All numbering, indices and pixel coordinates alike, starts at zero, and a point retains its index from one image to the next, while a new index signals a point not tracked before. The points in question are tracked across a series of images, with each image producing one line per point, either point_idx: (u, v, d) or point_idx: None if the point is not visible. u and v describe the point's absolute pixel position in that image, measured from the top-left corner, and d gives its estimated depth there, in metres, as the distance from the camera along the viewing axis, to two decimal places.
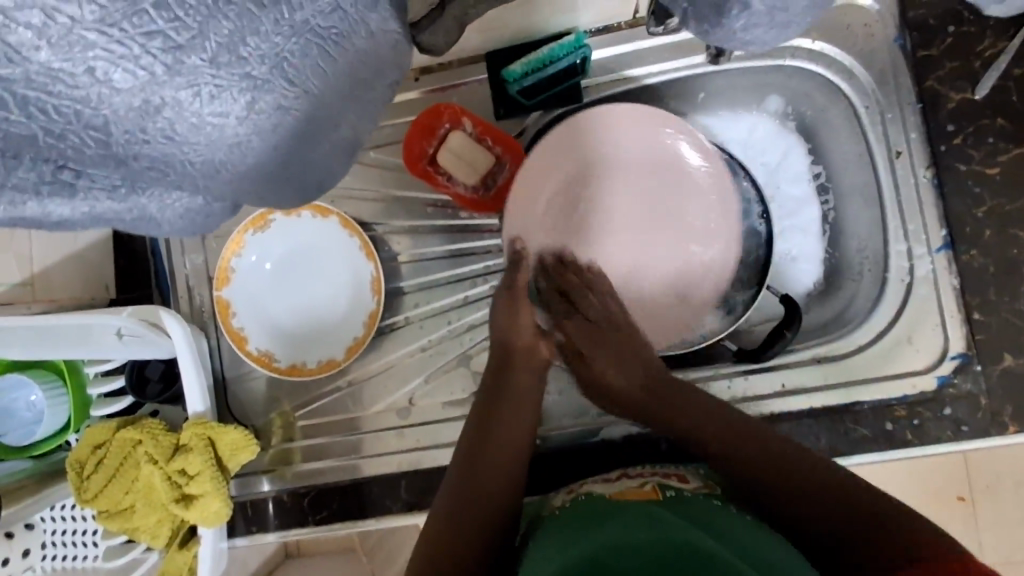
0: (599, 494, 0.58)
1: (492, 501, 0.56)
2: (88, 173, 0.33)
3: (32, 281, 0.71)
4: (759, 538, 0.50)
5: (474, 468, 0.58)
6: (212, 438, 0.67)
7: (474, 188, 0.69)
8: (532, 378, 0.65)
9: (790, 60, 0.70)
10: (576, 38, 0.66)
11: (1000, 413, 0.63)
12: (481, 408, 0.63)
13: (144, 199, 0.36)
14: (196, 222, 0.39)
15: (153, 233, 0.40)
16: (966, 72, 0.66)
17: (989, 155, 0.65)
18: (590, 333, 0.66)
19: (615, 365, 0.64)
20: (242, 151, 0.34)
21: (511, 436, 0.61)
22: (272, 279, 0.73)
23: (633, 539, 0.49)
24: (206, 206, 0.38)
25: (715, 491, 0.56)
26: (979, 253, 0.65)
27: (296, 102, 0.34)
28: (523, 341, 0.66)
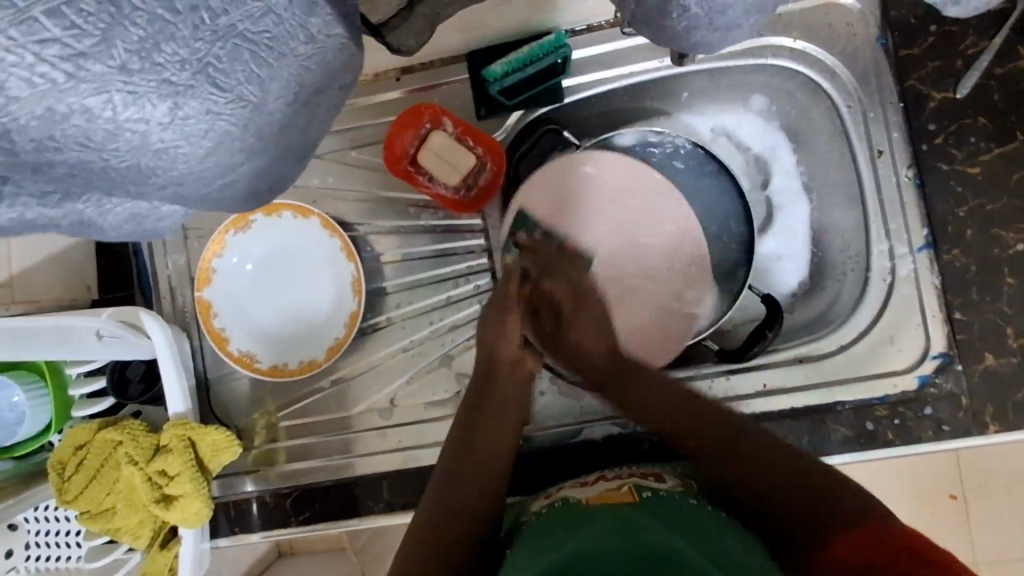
0: (575, 498, 0.58)
1: (478, 492, 0.58)
2: (15, 180, 0.31)
3: (11, 284, 0.67)
4: (725, 537, 0.51)
5: (461, 470, 0.59)
6: (192, 439, 0.66)
7: (455, 189, 0.69)
8: (518, 388, 0.66)
9: (771, 59, 0.69)
10: (556, 38, 0.66)
11: (981, 413, 0.63)
12: (467, 410, 0.64)
13: (80, 205, 0.35)
14: (137, 221, 0.38)
15: (98, 239, 0.39)
16: (947, 71, 0.65)
17: (970, 155, 0.64)
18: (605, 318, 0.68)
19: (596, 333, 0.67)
20: (173, 156, 0.33)
21: (495, 442, 0.62)
22: (254, 281, 0.72)
23: (603, 543, 0.49)
24: (150, 208, 0.37)
25: (691, 488, 0.57)
26: (960, 253, 0.64)
27: (230, 105, 0.33)
28: (510, 354, 0.65)
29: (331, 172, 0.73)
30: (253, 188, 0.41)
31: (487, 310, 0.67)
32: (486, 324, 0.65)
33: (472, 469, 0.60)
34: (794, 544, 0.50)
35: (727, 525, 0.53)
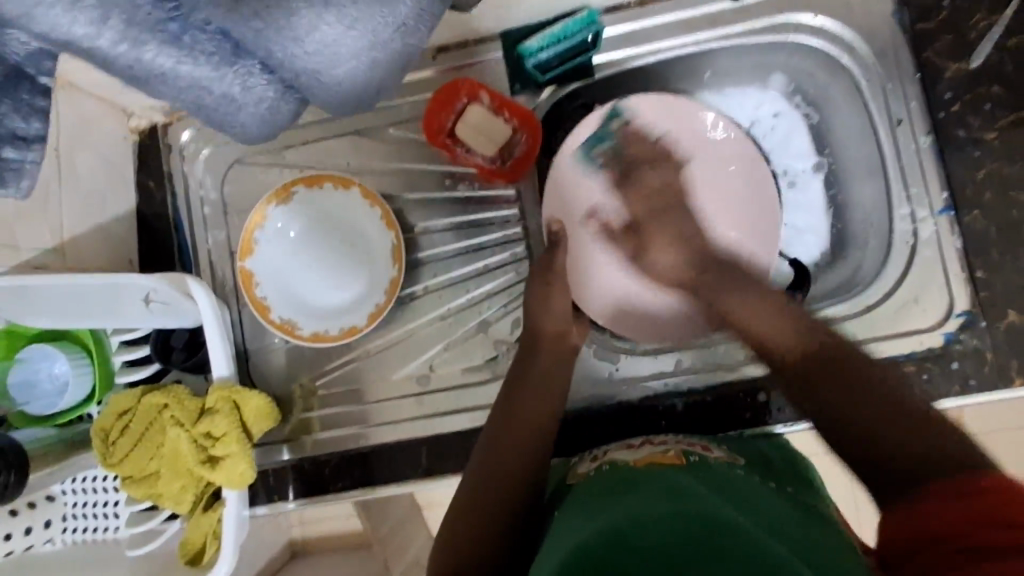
0: (623, 462, 0.61)
1: (515, 477, 0.61)
2: (189, 24, 0.38)
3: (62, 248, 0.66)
4: (780, 507, 0.54)
5: (500, 446, 0.63)
6: (236, 403, 0.68)
7: (492, 160, 0.72)
8: (562, 358, 0.69)
9: (792, 36, 0.72)
10: (587, 15, 0.68)
11: (1007, 368, 0.65)
12: (512, 381, 0.67)
13: (230, 75, 0.41)
14: (263, 118, 0.45)
15: (224, 130, 0.46)
16: (961, 44, 0.68)
17: (986, 122, 0.67)
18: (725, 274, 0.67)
19: (737, 292, 0.65)
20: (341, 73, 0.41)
21: (541, 406, 0.65)
22: (294, 251, 0.73)
23: (653, 512, 0.51)
24: (277, 100, 0.44)
25: (738, 462, 0.60)
26: (980, 215, 0.67)
27: (391, 35, 0.40)
28: (555, 326, 0.69)
29: (371, 147, 0.76)
30: (347, 105, 0.45)
31: (530, 285, 0.71)
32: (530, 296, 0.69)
33: (509, 438, 0.63)
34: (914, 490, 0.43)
35: (769, 492, 0.56)
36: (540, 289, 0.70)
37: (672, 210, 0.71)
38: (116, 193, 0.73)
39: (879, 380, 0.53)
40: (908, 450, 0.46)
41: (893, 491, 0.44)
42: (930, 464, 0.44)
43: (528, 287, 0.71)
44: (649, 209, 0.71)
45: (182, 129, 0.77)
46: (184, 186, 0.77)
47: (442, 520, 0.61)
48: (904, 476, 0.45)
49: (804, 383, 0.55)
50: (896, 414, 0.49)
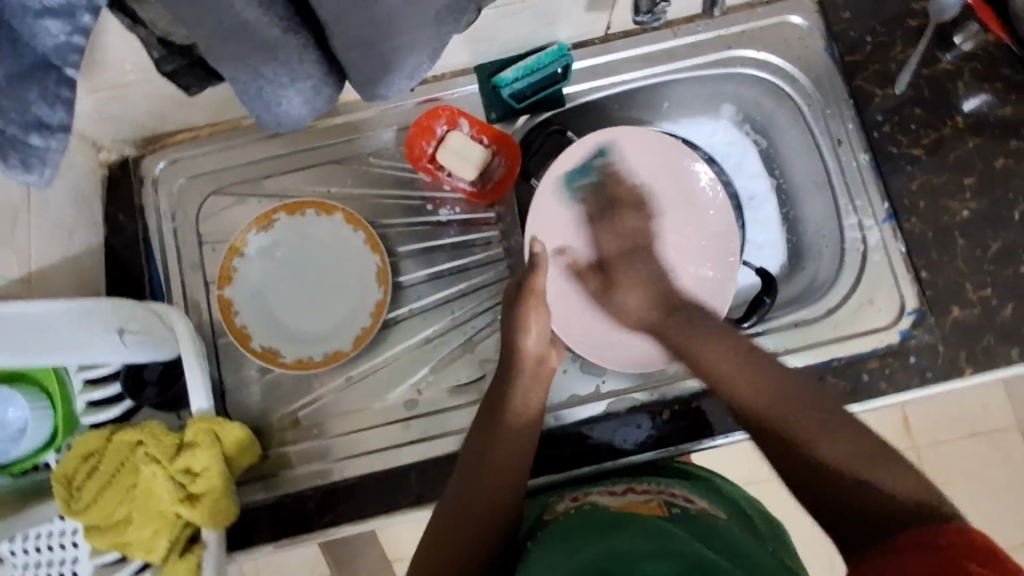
0: (604, 505, 0.61)
1: (496, 505, 0.61)
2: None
3: (30, 279, 0.63)
4: (754, 556, 0.54)
5: (479, 473, 0.62)
6: (217, 434, 0.64)
7: (474, 182, 0.76)
8: (540, 382, 0.69)
9: (740, 68, 0.80)
10: (557, 48, 0.74)
11: (957, 358, 0.71)
12: (491, 403, 0.67)
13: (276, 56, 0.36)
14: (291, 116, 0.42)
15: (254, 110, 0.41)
16: (885, 73, 0.77)
17: (913, 139, 0.76)
18: (622, 253, 0.76)
19: (637, 289, 0.74)
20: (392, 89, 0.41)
21: (518, 441, 0.64)
22: (275, 278, 0.72)
23: (636, 547, 0.52)
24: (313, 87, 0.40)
25: (718, 515, 0.61)
26: (918, 221, 0.74)
27: None
28: (534, 348, 0.69)
29: (351, 176, 0.78)
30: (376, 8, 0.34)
31: (506, 304, 0.72)
32: (508, 316, 0.70)
33: (488, 474, 0.62)
34: (865, 541, 0.49)
35: (749, 547, 0.56)
36: (514, 307, 0.70)
37: (636, 253, 0.76)
38: (85, 226, 0.71)
39: (836, 422, 0.58)
40: (862, 509, 0.51)
41: (858, 545, 0.49)
42: (902, 518, 0.48)
43: (505, 306, 0.72)
44: (617, 250, 0.76)
45: (155, 161, 0.76)
46: (157, 218, 0.75)
47: (423, 539, 0.61)
48: (858, 522, 0.51)
49: (754, 425, 0.62)
50: (845, 469, 0.54)
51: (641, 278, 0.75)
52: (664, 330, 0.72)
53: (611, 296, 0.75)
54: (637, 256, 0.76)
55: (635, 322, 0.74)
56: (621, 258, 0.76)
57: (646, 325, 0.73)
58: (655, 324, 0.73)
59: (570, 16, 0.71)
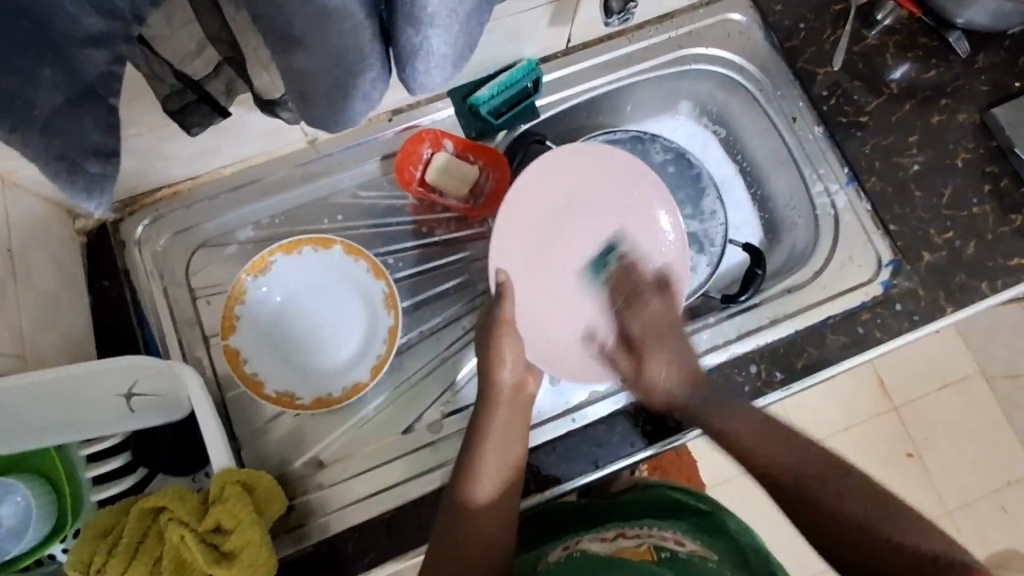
0: (593, 550, 0.63)
1: (489, 528, 0.63)
2: None
3: (25, 352, 0.59)
4: None
5: (466, 499, 0.63)
6: (244, 485, 0.61)
7: (464, 200, 0.78)
8: (520, 412, 0.69)
9: (693, 65, 0.86)
10: (527, 64, 0.78)
11: (937, 298, 0.77)
12: (472, 433, 0.68)
13: (348, 59, 0.36)
14: (336, 116, 0.42)
15: (309, 109, 0.41)
16: (822, 53, 0.85)
17: (858, 108, 0.83)
18: (653, 327, 0.75)
19: (666, 369, 0.71)
20: (434, 80, 0.41)
21: (502, 467, 0.65)
22: (280, 318, 0.71)
23: None
24: (371, 88, 0.39)
25: (710, 555, 0.63)
26: (877, 179, 0.81)
27: None
28: (510, 379, 0.70)
29: (339, 212, 0.78)
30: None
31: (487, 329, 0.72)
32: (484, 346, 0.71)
33: (461, 530, 0.62)
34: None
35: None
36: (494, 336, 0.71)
37: (669, 333, 0.74)
38: (71, 294, 0.69)
39: (866, 487, 0.56)
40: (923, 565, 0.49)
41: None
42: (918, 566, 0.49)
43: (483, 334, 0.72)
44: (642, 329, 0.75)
45: (135, 223, 0.74)
46: (145, 276, 0.73)
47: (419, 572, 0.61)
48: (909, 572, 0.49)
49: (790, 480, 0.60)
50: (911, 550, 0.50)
51: (668, 349, 0.73)
52: (691, 409, 0.69)
53: (641, 373, 0.73)
54: (711, 392, 0.69)
55: (664, 403, 0.71)
56: (648, 329, 0.75)
57: (667, 400, 0.70)
58: (681, 403, 0.70)
59: (537, 30, 0.75)
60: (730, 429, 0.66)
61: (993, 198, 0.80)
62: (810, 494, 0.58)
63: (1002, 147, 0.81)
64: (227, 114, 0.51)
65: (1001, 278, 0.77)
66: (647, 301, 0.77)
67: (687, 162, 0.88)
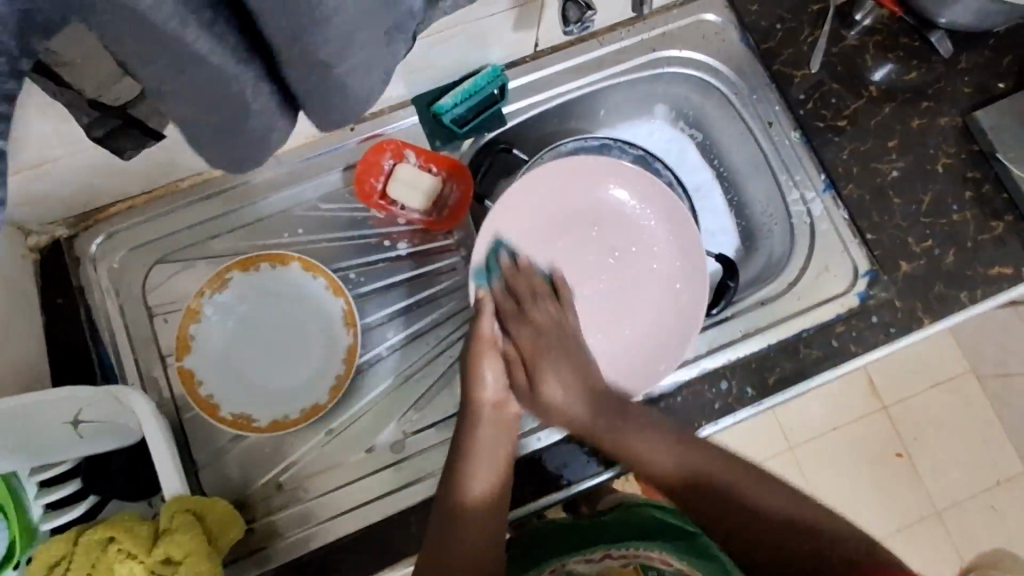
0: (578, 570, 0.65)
1: (484, 536, 0.61)
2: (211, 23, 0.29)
3: None
4: None
5: (457, 506, 0.62)
6: (196, 513, 0.59)
7: (427, 212, 0.74)
8: (505, 433, 0.67)
9: (666, 68, 0.83)
10: (493, 70, 0.75)
11: (914, 310, 0.74)
12: (457, 449, 0.66)
13: (241, 90, 0.33)
14: (256, 150, 0.39)
15: (221, 150, 0.38)
16: (799, 55, 0.82)
17: (836, 112, 0.81)
18: (541, 341, 0.68)
19: (563, 387, 0.67)
20: (357, 94, 0.36)
21: (490, 482, 0.63)
22: (237, 337, 0.69)
23: None
24: (276, 118, 0.37)
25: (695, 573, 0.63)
26: (854, 186, 0.78)
27: None
28: (493, 398, 0.67)
29: (298, 225, 0.75)
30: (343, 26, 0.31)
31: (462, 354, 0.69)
32: (466, 363, 0.68)
33: (457, 536, 0.60)
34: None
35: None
36: (469, 358, 0.68)
37: (549, 335, 0.69)
38: (21, 314, 0.67)
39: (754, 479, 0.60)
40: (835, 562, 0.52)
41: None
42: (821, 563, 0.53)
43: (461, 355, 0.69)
44: (531, 340, 0.69)
45: (89, 240, 0.72)
46: (99, 294, 0.71)
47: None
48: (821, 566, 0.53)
49: (697, 490, 0.61)
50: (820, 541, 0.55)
51: (568, 365, 0.68)
52: (595, 433, 0.66)
53: (537, 395, 0.67)
54: (620, 407, 0.67)
55: (566, 421, 0.67)
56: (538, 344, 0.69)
57: (574, 421, 0.67)
58: (584, 423, 0.66)
59: (501, 35, 0.72)
60: (642, 445, 0.64)
61: (974, 205, 0.78)
62: (713, 502, 0.60)
63: (984, 152, 0.79)
64: (160, 136, 0.49)
65: (980, 287, 0.75)
66: (541, 306, 0.71)
67: (660, 169, 0.86)
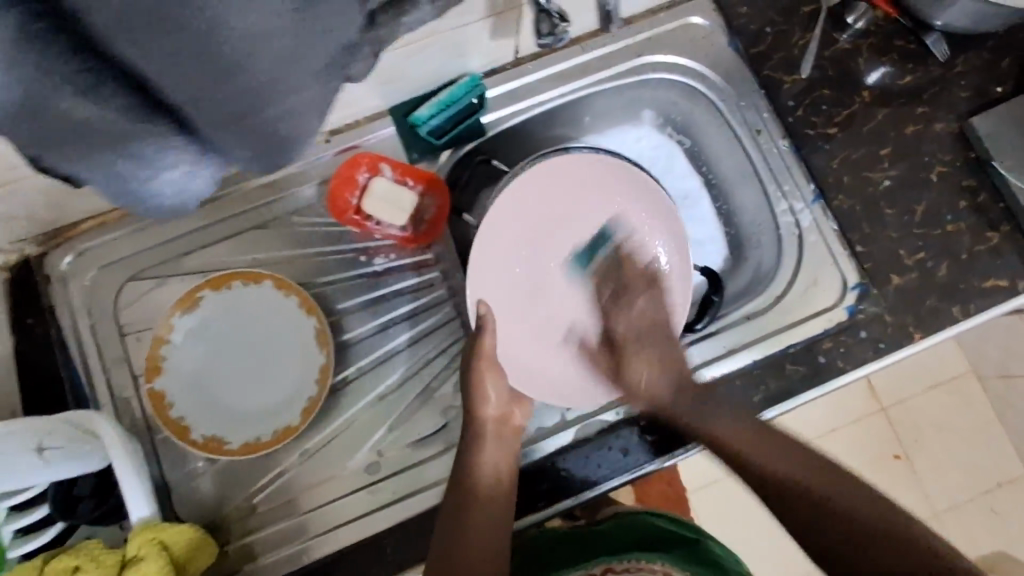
0: None
1: (491, 539, 0.62)
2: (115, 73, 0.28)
3: None
4: None
5: (464, 511, 0.62)
6: (166, 542, 0.59)
7: (403, 227, 0.73)
8: (507, 447, 0.67)
9: (652, 73, 0.80)
10: (471, 79, 0.73)
11: (905, 325, 0.72)
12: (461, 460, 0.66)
13: (140, 142, 0.31)
14: (179, 202, 0.37)
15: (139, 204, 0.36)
16: (789, 59, 0.79)
17: (827, 119, 0.78)
18: (649, 334, 0.72)
19: (657, 369, 0.70)
20: (277, 135, 0.33)
21: (498, 485, 0.64)
22: (210, 358, 0.68)
23: None
24: (191, 172, 0.35)
25: None
26: (844, 196, 0.76)
27: None
28: (494, 413, 0.67)
29: (272, 240, 0.74)
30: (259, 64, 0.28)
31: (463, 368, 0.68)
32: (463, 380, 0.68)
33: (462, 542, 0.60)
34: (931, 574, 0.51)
35: None
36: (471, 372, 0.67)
37: (650, 333, 0.72)
38: None
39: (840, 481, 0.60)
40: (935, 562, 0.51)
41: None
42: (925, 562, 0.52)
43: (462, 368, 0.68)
44: (630, 333, 0.73)
45: (61, 256, 0.70)
46: (70, 313, 0.70)
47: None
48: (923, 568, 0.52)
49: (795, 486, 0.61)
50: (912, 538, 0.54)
51: (671, 360, 0.70)
52: (676, 417, 0.68)
53: (622, 375, 0.72)
54: (706, 394, 0.69)
55: (646, 404, 0.70)
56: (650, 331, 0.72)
57: (655, 404, 0.69)
58: (666, 406, 0.69)
59: (478, 43, 0.70)
60: (722, 428, 0.66)
61: (970, 215, 0.75)
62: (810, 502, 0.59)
63: (981, 160, 0.76)
64: None
65: (974, 301, 0.73)
66: (629, 304, 0.73)
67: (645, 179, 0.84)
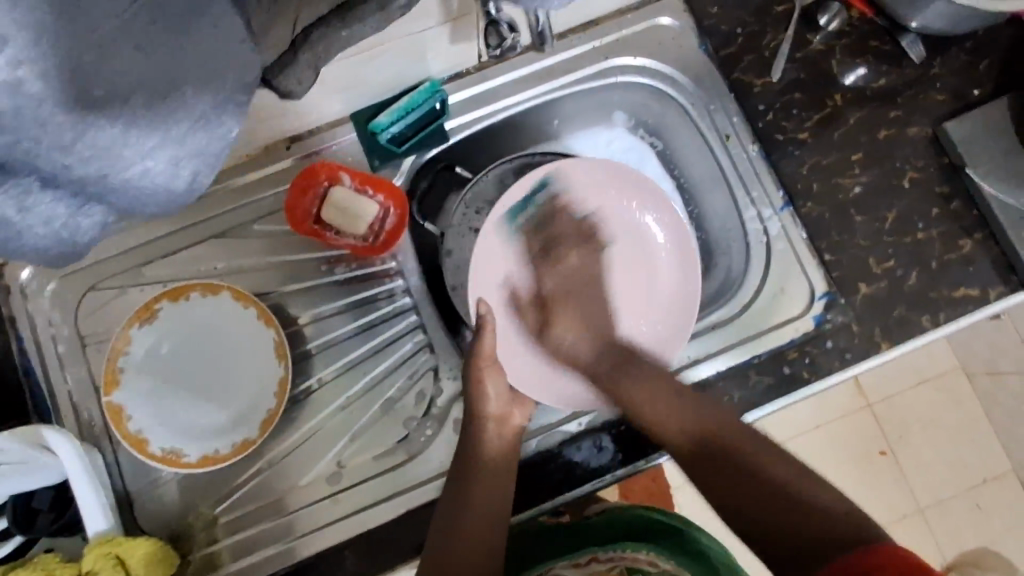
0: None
1: (490, 522, 0.63)
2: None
3: None
4: None
5: (464, 496, 0.63)
6: (121, 557, 0.60)
7: (363, 238, 0.72)
8: (507, 440, 0.66)
9: (620, 76, 0.79)
10: (431, 84, 0.71)
11: (872, 335, 0.71)
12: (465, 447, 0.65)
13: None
14: (64, 237, 0.36)
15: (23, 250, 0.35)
16: (760, 61, 0.78)
17: (798, 124, 0.76)
18: (575, 283, 0.76)
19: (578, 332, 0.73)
20: (156, 183, 0.34)
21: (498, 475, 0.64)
22: (170, 370, 0.68)
23: None
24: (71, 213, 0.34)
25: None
26: (814, 204, 0.75)
27: None
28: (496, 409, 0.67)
29: (233, 249, 0.73)
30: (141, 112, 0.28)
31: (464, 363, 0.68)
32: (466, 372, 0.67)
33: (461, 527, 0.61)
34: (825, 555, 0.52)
35: None
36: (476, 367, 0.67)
37: (576, 289, 0.75)
38: None
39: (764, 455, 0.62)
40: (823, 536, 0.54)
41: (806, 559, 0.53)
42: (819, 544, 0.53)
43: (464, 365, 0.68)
44: (558, 283, 0.76)
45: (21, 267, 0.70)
46: (30, 325, 0.70)
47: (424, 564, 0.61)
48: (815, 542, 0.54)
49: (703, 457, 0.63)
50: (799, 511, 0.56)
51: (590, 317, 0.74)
52: (601, 378, 0.71)
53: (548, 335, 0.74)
54: (635, 363, 0.70)
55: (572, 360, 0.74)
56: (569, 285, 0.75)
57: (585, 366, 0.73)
58: (595, 368, 0.72)
59: (438, 49, 0.68)
60: (642, 402, 0.67)
61: (942, 221, 0.74)
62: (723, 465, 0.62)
63: (955, 166, 0.75)
64: None
65: (944, 310, 0.71)
66: (564, 258, 0.76)
67: None
